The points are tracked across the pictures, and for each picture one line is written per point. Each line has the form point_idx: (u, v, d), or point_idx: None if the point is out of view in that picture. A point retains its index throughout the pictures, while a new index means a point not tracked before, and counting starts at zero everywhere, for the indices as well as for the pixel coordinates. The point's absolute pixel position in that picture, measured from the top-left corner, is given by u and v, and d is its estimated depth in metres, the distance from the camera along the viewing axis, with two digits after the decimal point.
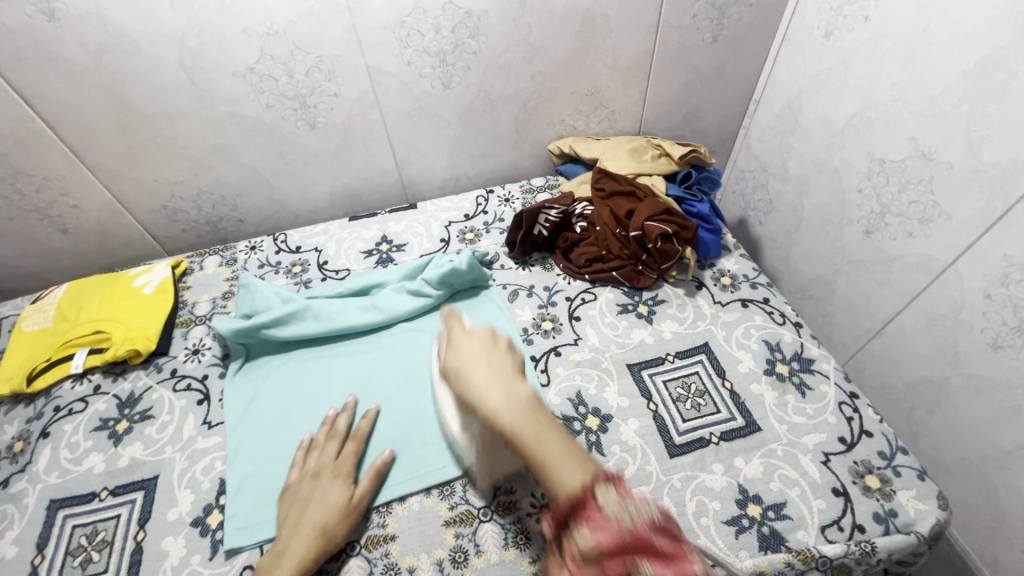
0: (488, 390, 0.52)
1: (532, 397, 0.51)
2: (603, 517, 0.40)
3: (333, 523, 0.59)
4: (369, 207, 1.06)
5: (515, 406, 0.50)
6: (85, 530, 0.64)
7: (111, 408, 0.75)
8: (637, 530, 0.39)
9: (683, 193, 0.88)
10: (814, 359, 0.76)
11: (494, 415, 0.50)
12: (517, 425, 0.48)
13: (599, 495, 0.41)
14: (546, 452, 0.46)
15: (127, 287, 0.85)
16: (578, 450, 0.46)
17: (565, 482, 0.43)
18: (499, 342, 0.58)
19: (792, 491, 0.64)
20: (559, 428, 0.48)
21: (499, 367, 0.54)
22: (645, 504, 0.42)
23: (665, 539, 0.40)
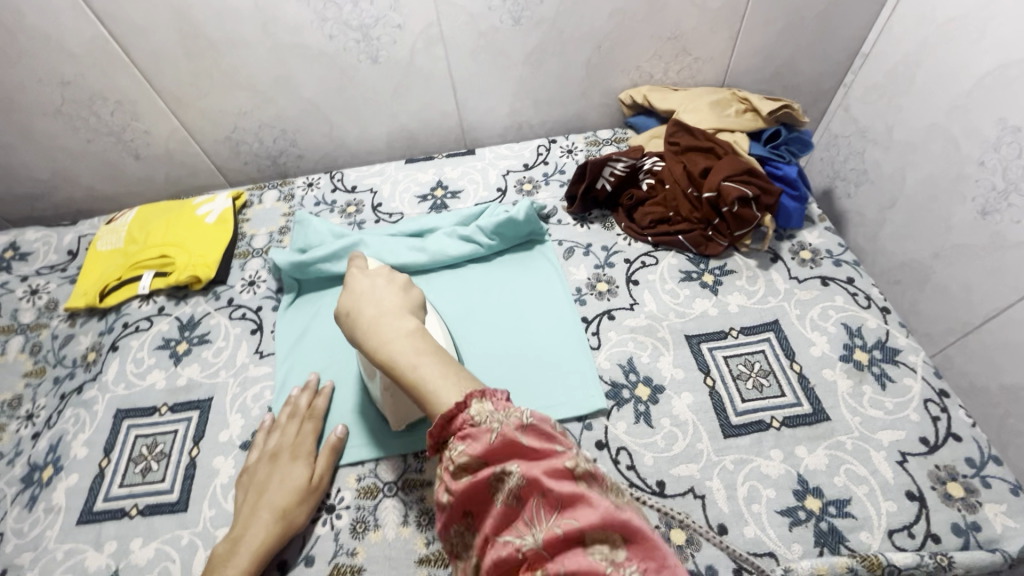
0: (377, 327, 0.51)
1: (419, 328, 0.51)
2: (474, 426, 0.42)
3: (292, 506, 0.58)
4: (426, 151, 1.02)
5: (400, 338, 0.49)
6: (146, 441, 0.68)
7: (173, 329, 0.78)
8: (505, 433, 0.41)
9: (767, 153, 0.80)
10: (901, 350, 0.68)
11: (387, 360, 0.49)
12: (394, 355, 0.48)
13: (472, 409, 0.42)
14: (424, 379, 0.46)
15: (191, 215, 0.87)
16: (462, 376, 0.47)
17: (440, 405, 0.45)
18: (399, 276, 0.58)
19: (858, 488, 0.58)
20: (439, 354, 0.48)
21: (392, 302, 0.54)
22: (516, 407, 0.42)
23: (536, 438, 0.41)
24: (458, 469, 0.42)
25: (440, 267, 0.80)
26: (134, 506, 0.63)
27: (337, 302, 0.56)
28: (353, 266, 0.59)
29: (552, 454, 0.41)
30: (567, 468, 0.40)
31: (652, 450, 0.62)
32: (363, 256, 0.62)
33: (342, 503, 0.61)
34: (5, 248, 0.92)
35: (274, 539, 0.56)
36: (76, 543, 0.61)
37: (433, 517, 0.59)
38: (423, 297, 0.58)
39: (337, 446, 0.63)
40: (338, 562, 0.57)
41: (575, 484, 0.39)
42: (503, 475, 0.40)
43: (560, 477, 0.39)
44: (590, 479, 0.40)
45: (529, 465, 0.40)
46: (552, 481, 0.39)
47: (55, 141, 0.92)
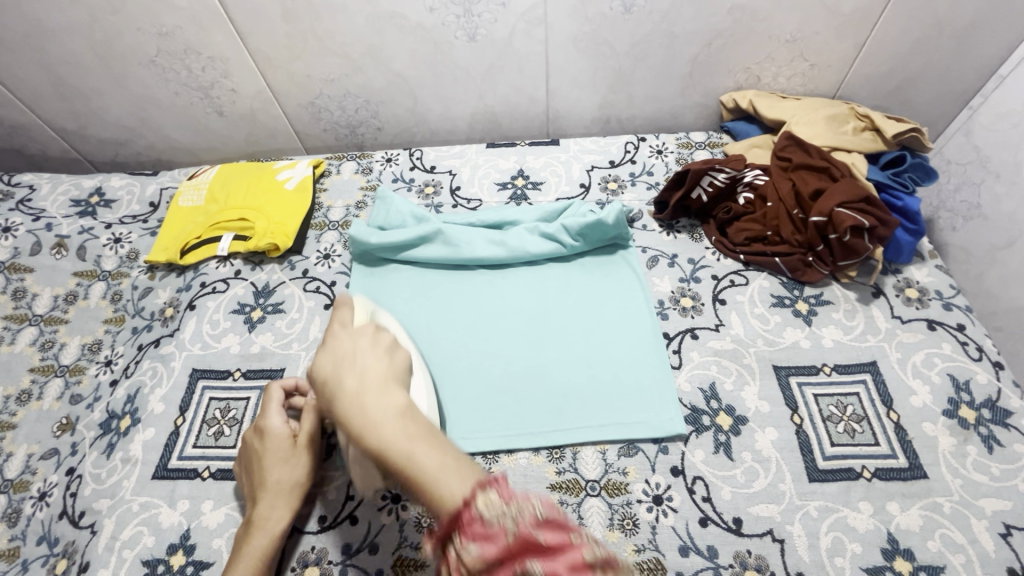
0: (373, 400, 0.43)
1: (409, 405, 0.43)
2: (483, 525, 0.34)
3: (288, 473, 0.59)
4: (506, 136, 0.99)
5: (391, 421, 0.41)
6: (219, 405, 0.69)
7: (248, 294, 0.78)
8: (520, 531, 0.33)
9: (886, 180, 0.74)
10: (1013, 412, 0.63)
11: (366, 432, 0.41)
12: (386, 442, 0.40)
13: (477, 503, 0.35)
14: (420, 469, 0.38)
15: (272, 180, 0.87)
16: (458, 456, 0.39)
17: (443, 501, 0.37)
18: (385, 337, 0.51)
19: (955, 557, 0.54)
20: (435, 436, 0.40)
21: (375, 372, 0.46)
22: (528, 500, 0.35)
23: (552, 532, 0.34)
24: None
25: (517, 263, 0.78)
26: (206, 468, 0.64)
27: (314, 367, 0.48)
28: (335, 323, 0.53)
29: (572, 547, 0.33)
30: (592, 564, 0.32)
31: (731, 484, 0.59)
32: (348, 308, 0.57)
33: (408, 494, 0.61)
34: (91, 193, 0.94)
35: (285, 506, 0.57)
36: (151, 497, 0.62)
37: None
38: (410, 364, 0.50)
39: (309, 404, 0.64)
40: (403, 553, 0.57)
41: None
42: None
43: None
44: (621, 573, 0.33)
45: (552, 564, 0.32)
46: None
47: (146, 92, 0.92)
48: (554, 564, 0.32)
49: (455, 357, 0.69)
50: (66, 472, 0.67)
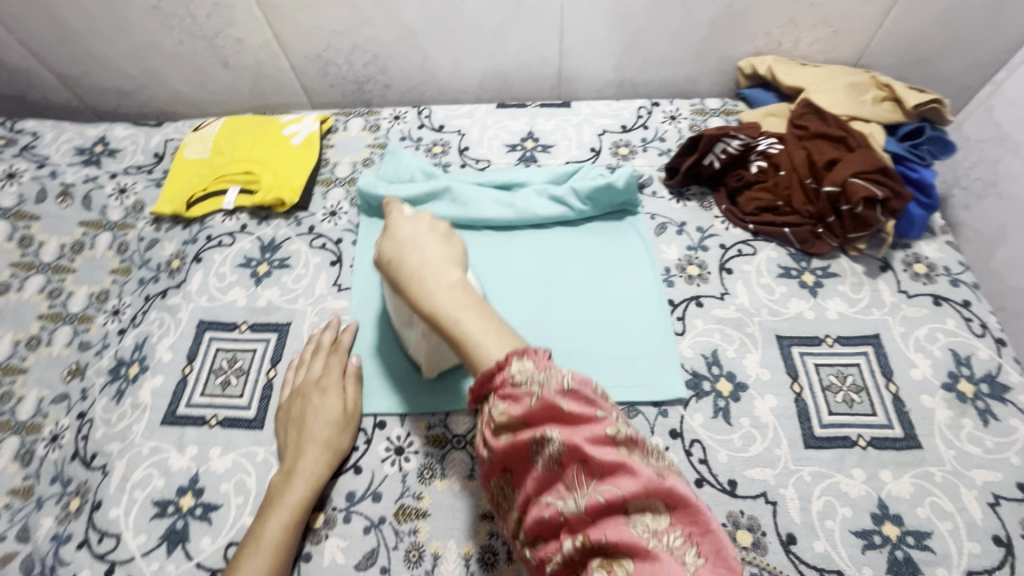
0: (429, 273, 0.51)
1: (461, 281, 0.51)
2: (514, 388, 0.42)
3: (336, 434, 0.61)
4: (516, 96, 0.97)
5: (446, 292, 0.49)
6: (227, 356, 0.70)
7: (254, 249, 0.78)
8: (544, 395, 0.40)
9: (903, 152, 0.72)
10: (1011, 388, 0.63)
11: (424, 297, 0.50)
12: (439, 306, 0.49)
13: (512, 368, 0.42)
14: (466, 333, 0.47)
15: (277, 134, 0.86)
16: (500, 330, 0.47)
17: (482, 358, 0.46)
18: (441, 225, 0.57)
19: (942, 523, 0.56)
20: (480, 306, 0.49)
21: (432, 255, 0.53)
22: (559, 371, 0.42)
23: (576, 403, 0.40)
24: (501, 426, 0.42)
25: (524, 224, 0.77)
26: (214, 416, 0.65)
27: (381, 250, 0.56)
28: (394, 212, 0.59)
29: (595, 421, 0.40)
30: (608, 435, 0.39)
31: (727, 448, 0.61)
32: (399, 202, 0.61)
33: (411, 447, 0.63)
34: (96, 143, 0.93)
35: (327, 466, 0.59)
36: (160, 442, 0.64)
37: None
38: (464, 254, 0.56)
39: (360, 376, 0.66)
40: (404, 503, 0.59)
41: (616, 451, 0.39)
42: (543, 440, 0.40)
43: (602, 444, 0.39)
44: (633, 447, 0.40)
45: (572, 432, 0.39)
46: (593, 449, 0.38)
47: (149, 38, 0.90)
48: (574, 432, 0.39)
49: None
50: (77, 416, 0.69)
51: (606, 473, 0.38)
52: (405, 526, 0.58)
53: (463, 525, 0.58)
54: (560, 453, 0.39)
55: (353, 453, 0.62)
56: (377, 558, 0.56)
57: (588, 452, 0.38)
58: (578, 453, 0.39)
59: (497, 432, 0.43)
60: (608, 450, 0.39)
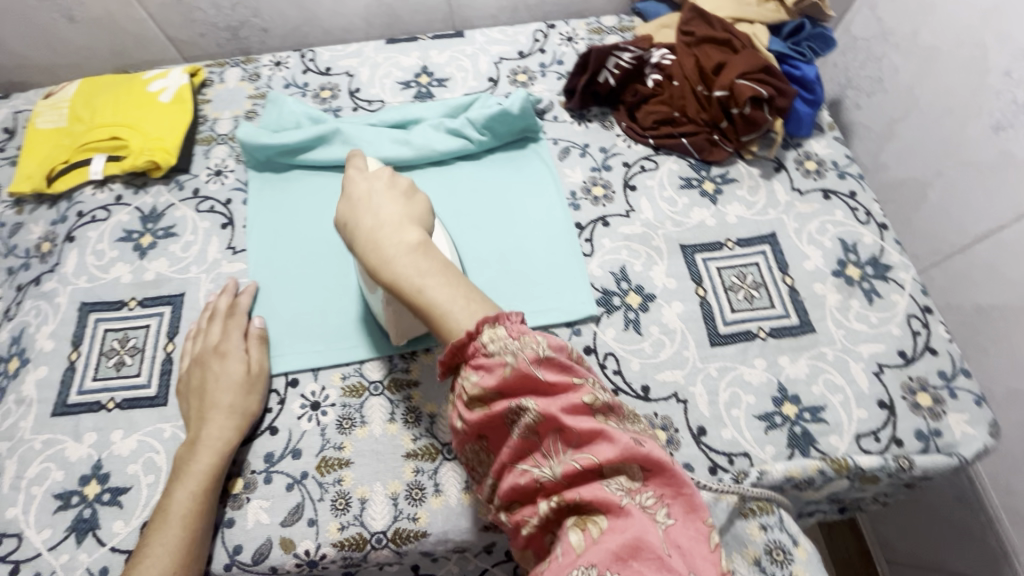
0: (385, 233, 0.47)
1: (422, 244, 0.47)
2: (488, 359, 0.40)
3: (243, 397, 0.59)
4: (408, 31, 0.91)
5: (406, 259, 0.46)
6: (117, 336, 0.65)
7: (134, 220, 0.72)
8: (518, 366, 0.39)
9: (787, 50, 0.73)
10: (892, 267, 0.68)
11: (384, 265, 0.46)
12: (400, 276, 0.45)
13: (485, 337, 0.41)
14: (431, 301, 0.44)
15: (142, 93, 0.77)
16: (469, 295, 0.44)
17: (451, 328, 0.43)
18: (402, 181, 0.51)
19: (834, 396, 0.60)
20: (445, 272, 0.45)
21: (390, 215, 0.48)
22: (534, 340, 0.41)
23: (552, 373, 0.40)
24: (473, 399, 0.41)
25: (424, 162, 0.74)
26: (111, 400, 0.61)
27: (337, 212, 0.51)
28: (352, 169, 0.53)
29: (572, 389, 0.40)
30: (586, 404, 0.39)
31: (639, 356, 0.63)
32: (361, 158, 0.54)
33: (327, 400, 0.61)
34: None
35: (236, 430, 0.57)
36: (54, 434, 0.60)
37: (421, 416, 0.60)
38: (428, 213, 0.51)
39: (264, 336, 0.63)
40: (326, 455, 0.58)
41: (595, 419, 0.39)
42: (519, 410, 0.39)
43: (579, 413, 0.39)
44: (610, 412, 0.40)
45: (548, 402, 0.39)
46: (571, 419, 0.38)
47: None
48: (551, 401, 0.39)
49: None
50: None
51: (583, 441, 0.38)
52: (329, 477, 0.57)
53: (388, 467, 0.58)
54: (537, 423, 0.39)
55: (266, 415, 0.60)
56: (303, 511, 0.56)
57: (566, 421, 0.38)
58: (555, 422, 0.38)
59: (470, 405, 0.41)
60: (584, 419, 0.39)
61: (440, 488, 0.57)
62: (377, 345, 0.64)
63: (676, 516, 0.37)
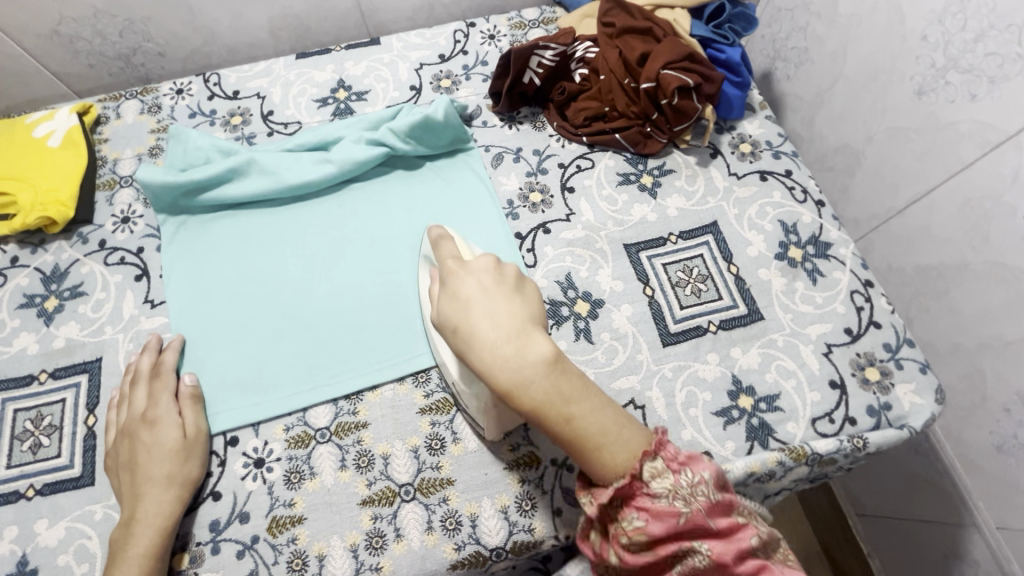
0: (500, 346, 0.42)
1: (557, 358, 0.42)
2: (655, 498, 0.42)
3: (179, 467, 0.54)
4: (321, 42, 0.86)
5: (542, 379, 0.41)
6: (29, 415, 0.59)
7: (35, 283, 0.65)
8: (694, 518, 0.41)
9: (710, 34, 0.71)
10: (832, 244, 0.68)
11: (509, 395, 0.41)
12: (544, 407, 0.40)
13: (648, 473, 0.42)
14: (582, 434, 0.41)
15: (26, 139, 0.70)
16: (615, 416, 0.43)
17: (611, 460, 0.42)
18: (506, 272, 0.46)
19: (787, 382, 0.60)
20: (589, 392, 0.42)
21: (510, 318, 0.43)
22: (700, 479, 0.43)
23: (718, 515, 0.43)
24: (593, 482, 0.42)
25: (353, 183, 0.70)
26: (30, 486, 0.56)
27: (437, 311, 0.46)
28: (446, 259, 0.49)
29: (727, 514, 0.43)
30: (676, 454, 0.43)
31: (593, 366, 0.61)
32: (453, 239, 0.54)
33: (272, 455, 0.57)
34: None
35: (175, 502, 0.53)
36: None
37: (373, 459, 0.57)
38: (537, 315, 0.45)
39: (197, 394, 0.59)
40: (277, 514, 0.55)
41: (686, 472, 0.43)
42: (688, 552, 0.42)
43: (721, 516, 0.43)
44: (692, 459, 0.44)
45: (715, 542, 0.42)
46: (715, 521, 0.42)
47: None
48: (717, 541, 0.42)
49: (304, 299, 0.64)
50: None
51: (727, 538, 0.42)
52: (282, 538, 0.54)
53: (344, 518, 0.55)
54: (704, 564, 0.42)
55: (208, 479, 0.56)
56: None
57: (665, 480, 0.42)
58: (709, 544, 0.42)
59: (632, 548, 0.43)
60: (725, 518, 0.43)
61: (401, 533, 0.54)
62: (318, 389, 0.60)
63: (751, 541, 0.43)
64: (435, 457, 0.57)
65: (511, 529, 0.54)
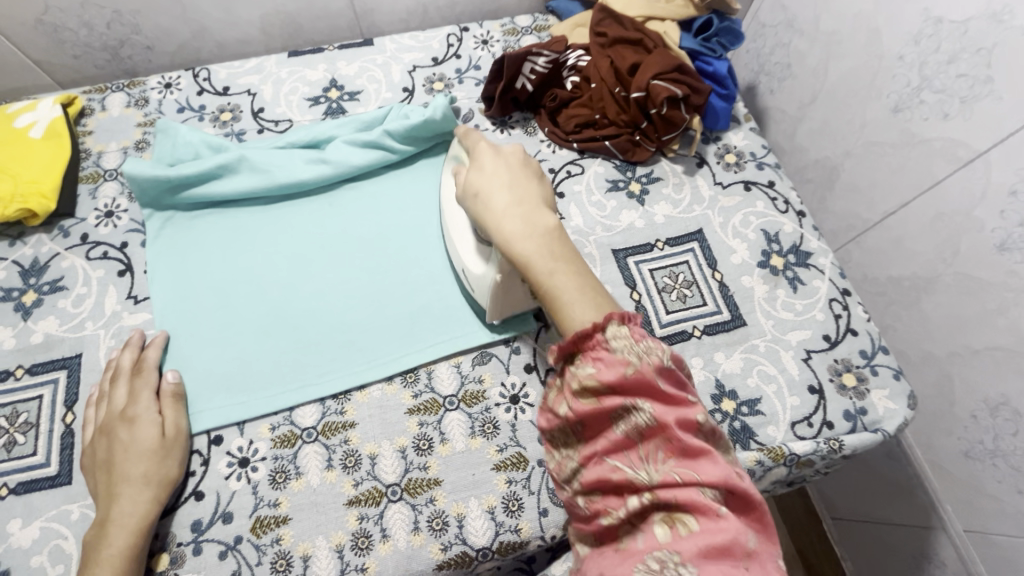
0: (510, 216, 0.52)
1: (557, 228, 0.51)
2: (609, 352, 0.44)
3: (158, 465, 0.53)
4: (313, 41, 0.85)
5: (562, 274, 0.49)
6: (3, 412, 0.57)
7: (13, 276, 0.64)
8: (643, 372, 0.42)
9: (698, 47, 0.73)
10: (812, 253, 0.70)
11: (534, 284, 0.49)
12: (575, 318, 0.47)
13: (610, 332, 0.44)
14: (560, 291, 0.48)
15: (7, 129, 0.68)
16: (597, 296, 0.48)
17: (575, 320, 0.47)
18: (530, 164, 0.56)
19: (768, 387, 0.62)
20: (618, 311, 0.48)
21: (528, 194, 0.53)
22: (658, 348, 0.44)
23: (670, 386, 0.42)
24: (631, 483, 0.41)
25: (344, 182, 0.70)
26: (4, 485, 0.54)
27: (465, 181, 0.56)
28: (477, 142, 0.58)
29: (687, 405, 0.42)
30: (749, 547, 0.36)
31: None
32: (477, 132, 0.61)
33: (257, 455, 0.57)
34: None
35: (153, 502, 0.52)
36: None
37: (361, 459, 0.57)
38: (567, 233, 0.52)
39: (179, 392, 0.58)
40: (261, 514, 0.54)
41: (745, 559, 0.35)
42: (631, 409, 0.42)
43: (690, 431, 0.40)
44: (761, 565, 0.36)
45: (663, 411, 0.41)
46: (684, 433, 0.40)
47: None
48: (665, 411, 0.41)
49: (292, 298, 0.64)
50: None
51: (687, 456, 0.39)
52: (266, 538, 0.53)
53: (330, 518, 0.54)
54: (648, 426, 0.41)
55: (189, 479, 0.56)
56: None
57: (717, 544, 0.35)
58: (664, 430, 0.40)
59: (582, 395, 0.44)
60: (692, 437, 0.40)
61: (388, 533, 0.54)
62: (306, 389, 0.60)
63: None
64: (422, 458, 0.57)
65: (497, 529, 0.55)
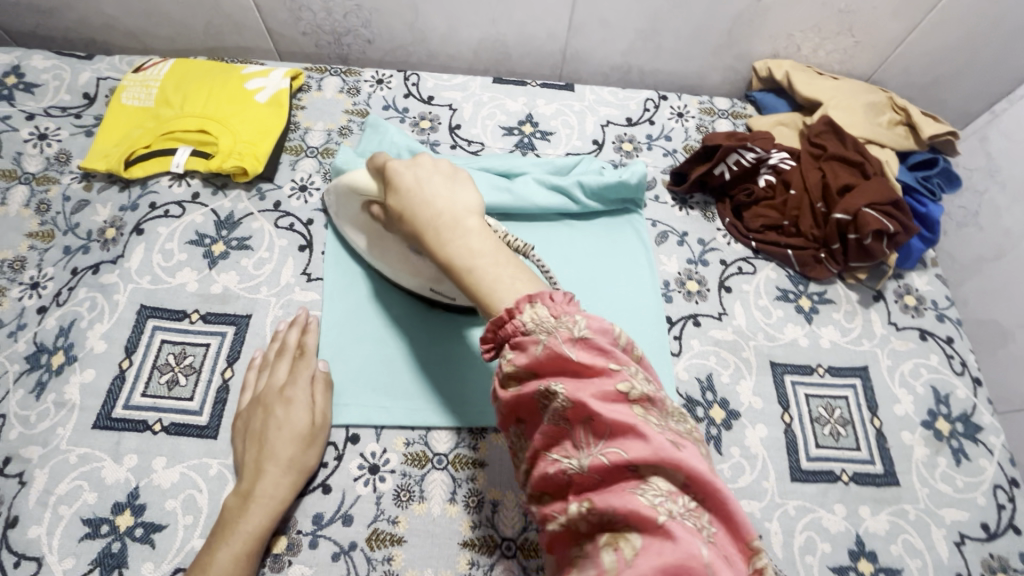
0: (434, 202, 0.48)
1: (479, 228, 0.47)
2: (525, 335, 0.38)
3: (300, 452, 0.54)
4: (514, 71, 0.88)
5: (465, 239, 0.46)
6: (173, 350, 0.60)
7: (208, 224, 0.68)
8: (551, 348, 0.37)
9: (914, 183, 0.72)
10: (983, 429, 0.65)
11: (465, 270, 0.44)
12: (422, 208, 0.48)
13: (525, 316, 0.39)
14: (478, 281, 0.44)
15: (238, 88, 0.73)
16: (517, 271, 0.44)
17: (500, 301, 0.42)
18: (444, 166, 0.52)
19: (912, 561, 0.57)
20: (499, 256, 0.45)
21: (444, 198, 0.48)
22: (573, 318, 0.38)
23: (587, 354, 0.37)
24: (509, 378, 0.39)
25: (522, 217, 0.71)
26: (158, 421, 0.57)
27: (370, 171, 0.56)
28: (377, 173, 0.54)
29: (606, 374, 0.36)
30: (622, 391, 0.35)
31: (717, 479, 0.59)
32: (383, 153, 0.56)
33: (387, 465, 0.57)
34: (7, 72, 0.77)
35: (288, 487, 0.53)
36: (91, 449, 0.55)
37: (483, 502, 0.56)
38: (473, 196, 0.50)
39: (330, 381, 0.59)
40: (378, 527, 0.54)
41: (630, 409, 0.35)
42: (548, 392, 0.37)
43: (613, 399, 0.35)
44: (654, 406, 0.36)
45: (577, 385, 0.36)
46: (602, 406, 0.35)
47: None
48: (579, 385, 0.36)
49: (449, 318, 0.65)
50: None
51: (615, 433, 0.35)
52: (379, 554, 0.53)
53: (442, 552, 0.54)
54: (566, 409, 0.36)
55: (320, 470, 0.56)
56: None
57: (597, 408, 0.35)
58: (584, 409, 0.35)
59: (505, 383, 0.40)
60: (618, 408, 0.35)
61: None
62: (446, 412, 0.60)
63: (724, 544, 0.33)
64: None
65: None
